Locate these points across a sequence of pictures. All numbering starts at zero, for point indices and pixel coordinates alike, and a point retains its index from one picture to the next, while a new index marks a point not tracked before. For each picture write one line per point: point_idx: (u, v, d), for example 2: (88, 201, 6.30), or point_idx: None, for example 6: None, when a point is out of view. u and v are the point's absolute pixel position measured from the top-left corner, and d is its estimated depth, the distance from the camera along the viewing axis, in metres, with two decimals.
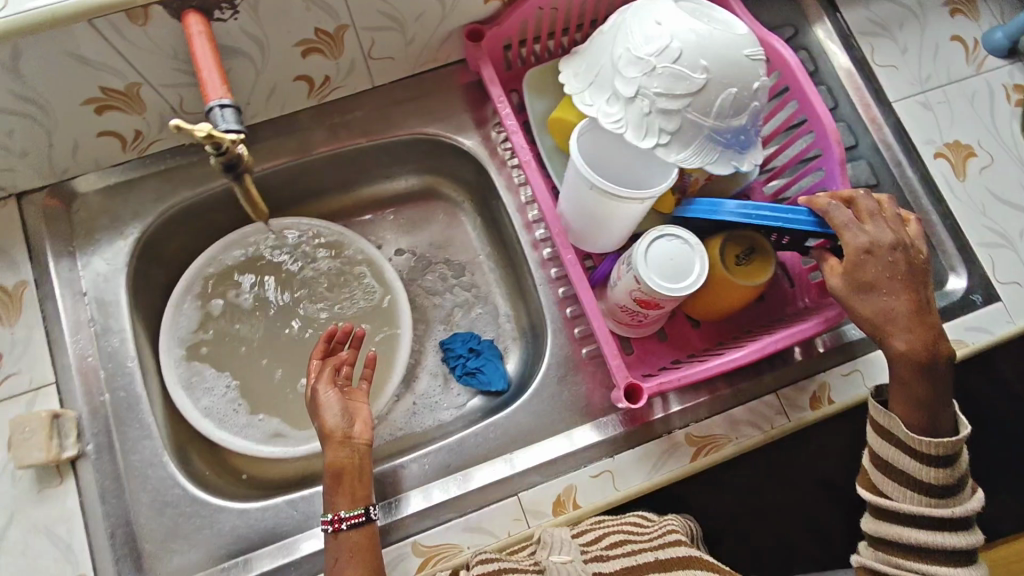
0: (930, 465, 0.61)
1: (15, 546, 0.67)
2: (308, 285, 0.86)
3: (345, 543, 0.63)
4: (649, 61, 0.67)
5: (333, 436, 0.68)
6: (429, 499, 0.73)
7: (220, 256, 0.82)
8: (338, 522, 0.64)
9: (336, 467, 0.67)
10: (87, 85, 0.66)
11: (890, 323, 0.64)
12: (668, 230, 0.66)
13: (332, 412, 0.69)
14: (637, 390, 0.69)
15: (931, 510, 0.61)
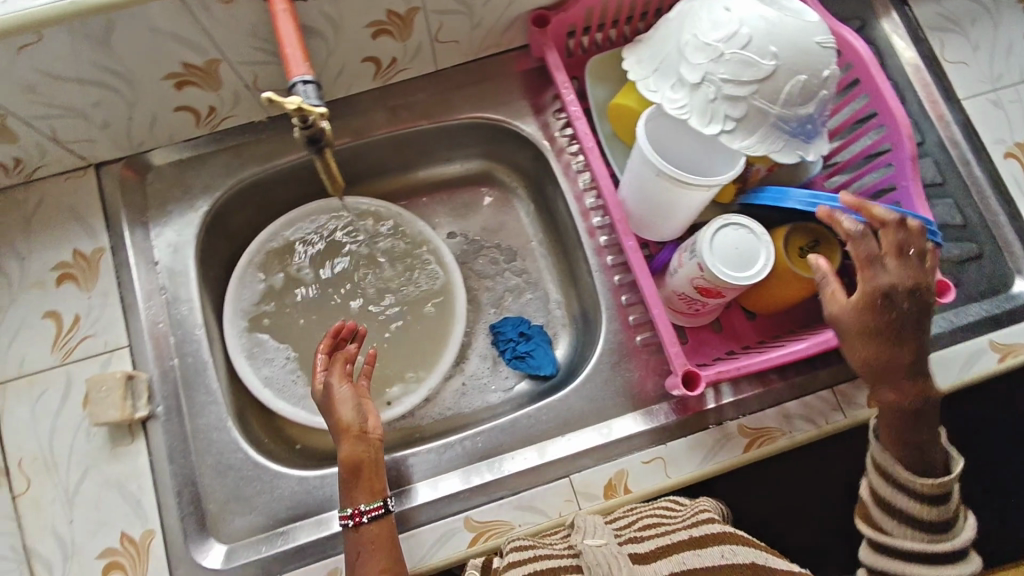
0: (927, 505, 0.59)
1: (90, 499, 0.70)
2: (365, 264, 0.87)
3: (366, 535, 0.65)
4: (716, 47, 0.65)
5: (350, 431, 0.69)
6: (467, 482, 0.75)
7: (282, 232, 0.84)
8: (358, 516, 0.65)
9: (353, 460, 0.68)
10: (170, 60, 0.67)
11: (887, 371, 0.60)
12: (734, 219, 0.66)
13: (346, 406, 0.70)
14: (695, 377, 0.69)
15: (928, 546, 0.59)
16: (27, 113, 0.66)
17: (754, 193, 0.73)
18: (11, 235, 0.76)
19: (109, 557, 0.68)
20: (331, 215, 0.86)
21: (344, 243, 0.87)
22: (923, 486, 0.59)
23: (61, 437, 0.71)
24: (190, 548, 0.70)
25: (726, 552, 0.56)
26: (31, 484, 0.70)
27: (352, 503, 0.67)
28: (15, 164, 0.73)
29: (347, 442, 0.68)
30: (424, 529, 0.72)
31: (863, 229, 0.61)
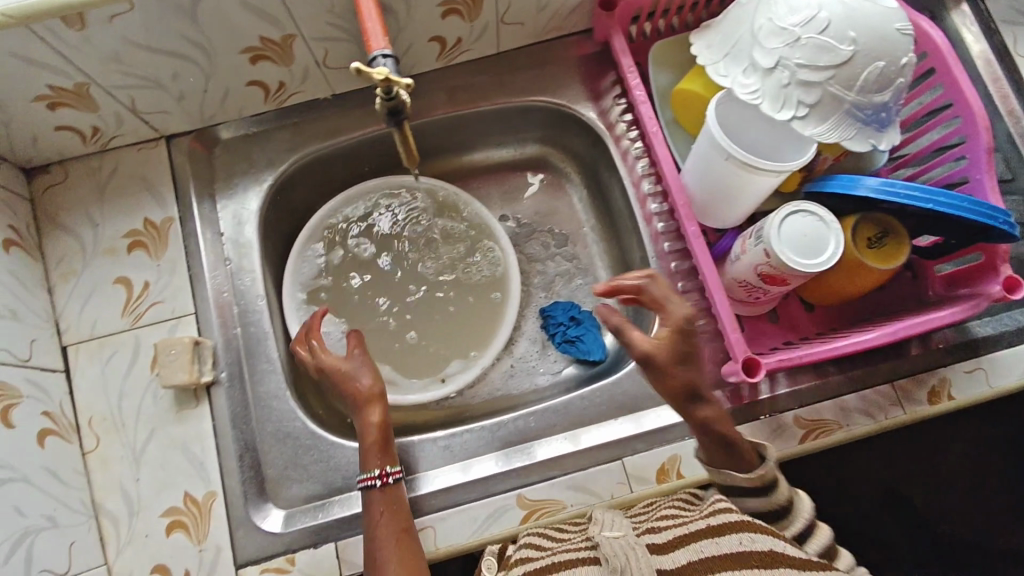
0: (760, 498, 0.60)
1: (155, 458, 0.72)
2: (421, 244, 0.88)
3: (390, 496, 0.67)
4: (793, 32, 0.64)
5: (375, 397, 0.71)
6: (506, 465, 0.75)
7: (342, 208, 0.86)
8: (385, 476, 0.67)
9: (380, 426, 0.70)
10: (249, 33, 0.68)
11: (692, 399, 0.64)
12: (803, 206, 0.66)
13: (359, 376, 0.72)
14: (756, 364, 0.69)
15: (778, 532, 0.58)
16: (110, 82, 0.68)
17: (821, 180, 0.71)
18: (86, 202, 0.78)
19: (172, 515, 0.71)
20: (389, 195, 0.88)
21: (400, 223, 0.88)
22: (743, 483, 0.61)
23: (129, 398, 0.73)
24: (249, 511, 0.71)
25: (746, 540, 0.50)
26: (99, 443, 0.72)
27: (370, 467, 0.68)
28: (93, 133, 0.75)
29: (376, 406, 0.71)
30: (476, 507, 0.72)
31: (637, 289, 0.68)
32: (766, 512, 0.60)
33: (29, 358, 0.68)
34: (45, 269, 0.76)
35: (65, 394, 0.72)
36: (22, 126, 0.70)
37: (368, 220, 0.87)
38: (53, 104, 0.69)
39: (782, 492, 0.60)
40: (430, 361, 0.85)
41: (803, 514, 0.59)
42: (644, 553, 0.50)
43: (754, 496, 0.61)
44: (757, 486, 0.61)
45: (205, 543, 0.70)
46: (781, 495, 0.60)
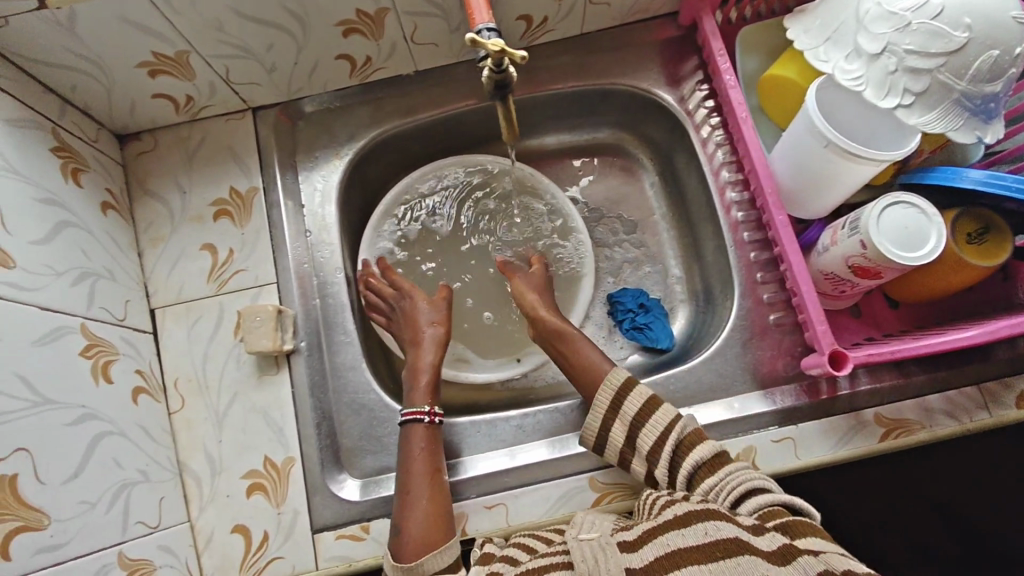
0: (615, 409, 0.70)
1: (237, 422, 0.74)
2: (491, 223, 0.89)
3: (425, 432, 0.70)
4: (902, 17, 0.62)
5: (441, 338, 0.77)
6: (556, 452, 0.74)
7: (417, 185, 0.87)
8: (433, 414, 0.71)
9: (434, 367, 0.75)
10: (345, 6, 0.68)
11: (562, 342, 0.76)
12: (905, 198, 0.63)
13: (428, 319, 0.78)
14: (843, 357, 0.68)
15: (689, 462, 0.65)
16: (208, 51, 0.69)
17: (918, 172, 0.69)
18: (175, 170, 0.80)
19: (253, 478, 0.72)
20: (464, 168, 0.88)
21: (472, 199, 0.89)
22: (600, 410, 0.70)
23: (213, 363, 0.75)
24: (326, 479, 0.73)
25: (711, 527, 0.50)
26: (184, 404, 0.74)
27: (419, 404, 0.72)
28: (186, 102, 0.77)
29: (434, 349, 0.76)
30: (547, 486, 0.73)
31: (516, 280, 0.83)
32: (638, 427, 0.68)
33: (124, 318, 0.70)
34: (135, 234, 0.78)
35: (153, 355, 0.74)
36: (122, 92, 0.72)
37: (442, 196, 0.88)
38: (154, 71, 0.70)
39: (634, 395, 0.70)
40: (501, 343, 0.86)
41: (669, 415, 0.68)
42: (614, 554, 0.51)
43: (628, 402, 0.70)
44: (625, 397, 0.70)
45: (283, 506, 0.72)
46: (632, 390, 0.70)
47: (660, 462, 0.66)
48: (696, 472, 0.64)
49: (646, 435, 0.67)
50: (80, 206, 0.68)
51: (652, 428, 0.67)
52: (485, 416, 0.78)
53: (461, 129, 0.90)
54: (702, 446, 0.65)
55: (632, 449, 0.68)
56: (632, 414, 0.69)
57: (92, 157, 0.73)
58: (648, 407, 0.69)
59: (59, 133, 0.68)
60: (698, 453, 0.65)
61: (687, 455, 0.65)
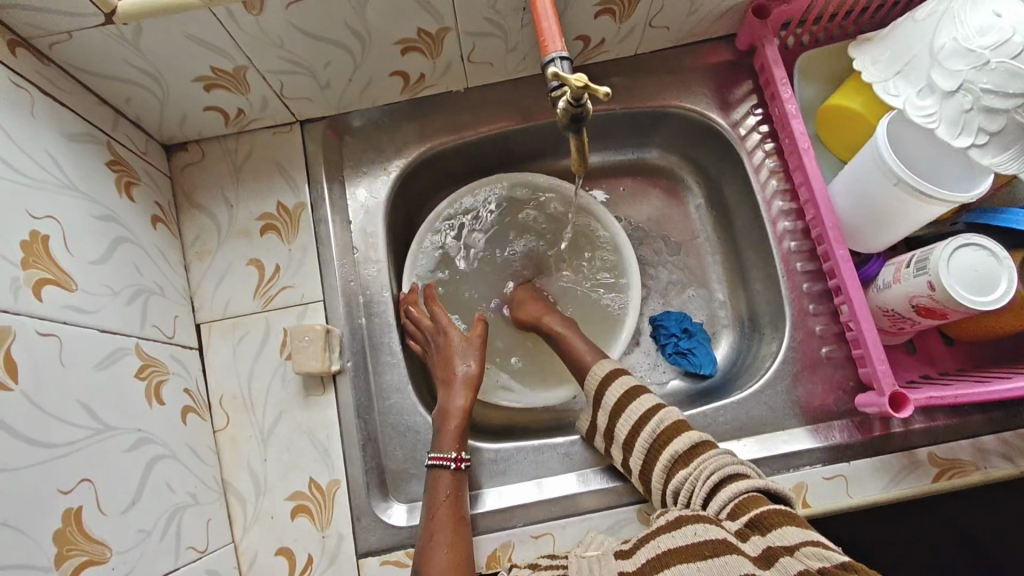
0: (598, 399, 0.73)
1: (282, 442, 0.73)
2: (529, 242, 0.88)
3: (444, 480, 0.68)
4: (981, 54, 0.60)
5: (473, 380, 0.74)
6: (584, 485, 0.74)
7: (460, 202, 0.85)
8: (459, 461, 0.69)
9: (462, 413, 0.72)
10: (408, 25, 0.67)
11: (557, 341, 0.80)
12: (975, 239, 0.62)
13: (462, 358, 0.76)
14: (903, 399, 0.67)
15: (665, 457, 0.64)
16: (266, 66, 0.68)
17: (988, 211, 0.68)
18: (221, 182, 0.79)
19: (297, 500, 0.71)
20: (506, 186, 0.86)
21: (509, 218, 0.88)
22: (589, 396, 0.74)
23: (259, 380, 0.74)
24: (371, 504, 0.72)
25: (699, 528, 0.52)
26: (229, 422, 0.73)
27: (444, 449, 0.70)
28: (236, 114, 0.76)
29: (465, 392, 0.73)
30: (594, 517, 0.72)
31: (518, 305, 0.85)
32: (617, 417, 0.70)
33: (173, 335, 0.69)
34: (181, 246, 0.77)
35: (199, 371, 0.73)
36: (175, 105, 0.71)
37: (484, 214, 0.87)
38: (209, 85, 0.69)
39: (613, 388, 0.71)
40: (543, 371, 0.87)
41: (646, 408, 0.68)
42: (609, 565, 0.53)
43: (608, 394, 0.71)
44: (604, 388, 0.72)
45: (328, 530, 0.71)
46: (614, 382, 0.72)
47: (636, 451, 0.67)
48: (672, 466, 0.64)
49: (623, 425, 0.69)
50: (132, 220, 0.67)
51: (628, 418, 0.69)
52: (534, 441, 0.78)
53: (509, 147, 0.88)
54: (680, 438, 0.65)
55: (610, 437, 0.71)
56: (612, 405, 0.71)
57: (142, 170, 0.72)
58: (623, 400, 0.70)
59: (114, 146, 0.67)
60: (675, 445, 0.64)
61: (664, 450, 0.65)
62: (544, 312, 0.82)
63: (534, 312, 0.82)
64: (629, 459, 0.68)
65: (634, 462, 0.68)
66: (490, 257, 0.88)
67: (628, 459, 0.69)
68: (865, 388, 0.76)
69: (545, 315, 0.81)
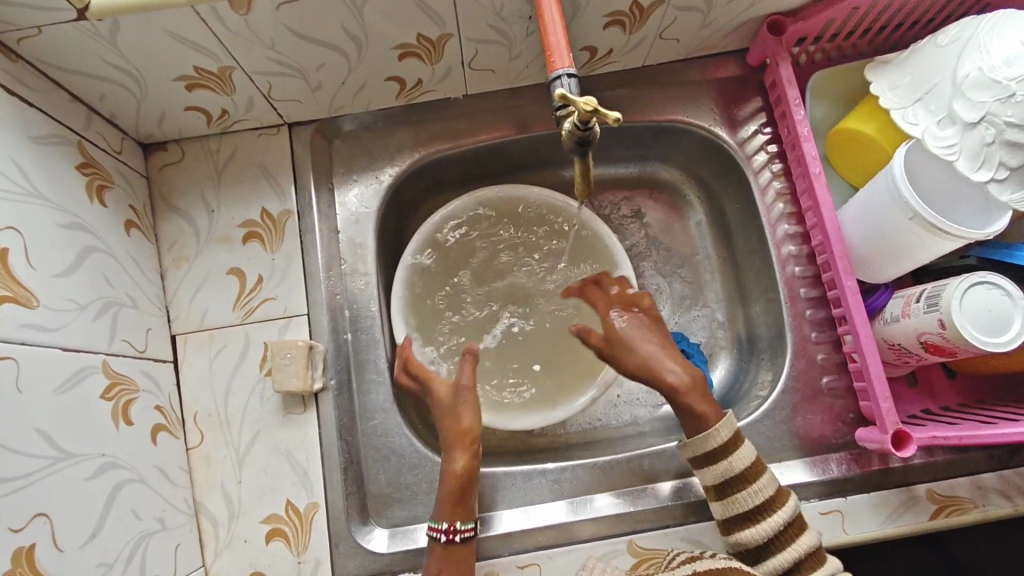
0: (719, 459, 0.64)
1: (259, 462, 0.69)
2: (516, 276, 0.86)
3: (442, 554, 0.63)
4: (1007, 85, 0.57)
5: (467, 441, 0.66)
6: (574, 515, 0.71)
7: (460, 213, 0.82)
8: (452, 533, 0.63)
9: (463, 475, 0.65)
10: (407, 30, 0.63)
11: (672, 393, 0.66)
12: (990, 277, 0.59)
13: (465, 413, 0.68)
14: (907, 438, 0.63)
15: (795, 551, 0.60)
16: (254, 67, 0.64)
17: (1000, 246, 0.65)
18: (202, 186, 0.75)
19: (272, 523, 0.68)
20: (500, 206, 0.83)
21: (497, 246, 0.85)
22: (706, 447, 0.64)
23: (235, 397, 0.70)
24: (351, 529, 0.69)
25: None
26: (204, 440, 0.70)
27: (439, 519, 0.64)
28: (220, 115, 0.72)
29: (462, 454, 0.66)
30: (581, 548, 0.69)
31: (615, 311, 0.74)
32: (744, 486, 0.63)
33: (145, 349, 0.66)
34: (157, 252, 0.73)
35: (173, 386, 0.70)
36: (154, 104, 0.67)
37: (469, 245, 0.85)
38: (192, 85, 0.65)
39: (742, 453, 0.63)
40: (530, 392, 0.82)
41: (777, 485, 0.63)
42: None
43: (738, 456, 0.63)
44: (733, 449, 0.63)
45: (305, 555, 0.68)
46: (741, 448, 0.64)
47: (759, 528, 0.61)
48: (803, 563, 0.60)
49: (749, 495, 0.62)
50: (104, 227, 0.64)
51: (758, 491, 0.62)
52: (522, 466, 0.74)
53: (507, 156, 0.84)
54: (811, 536, 0.61)
55: (720, 495, 0.64)
56: (742, 469, 0.63)
57: (116, 171, 0.68)
58: (758, 468, 0.63)
59: (85, 147, 0.63)
60: (808, 542, 0.60)
61: (796, 542, 0.61)
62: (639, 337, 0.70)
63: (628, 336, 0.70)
64: (742, 529, 0.62)
65: (750, 534, 0.62)
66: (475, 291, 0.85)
67: (740, 526, 0.63)
68: (865, 421, 0.73)
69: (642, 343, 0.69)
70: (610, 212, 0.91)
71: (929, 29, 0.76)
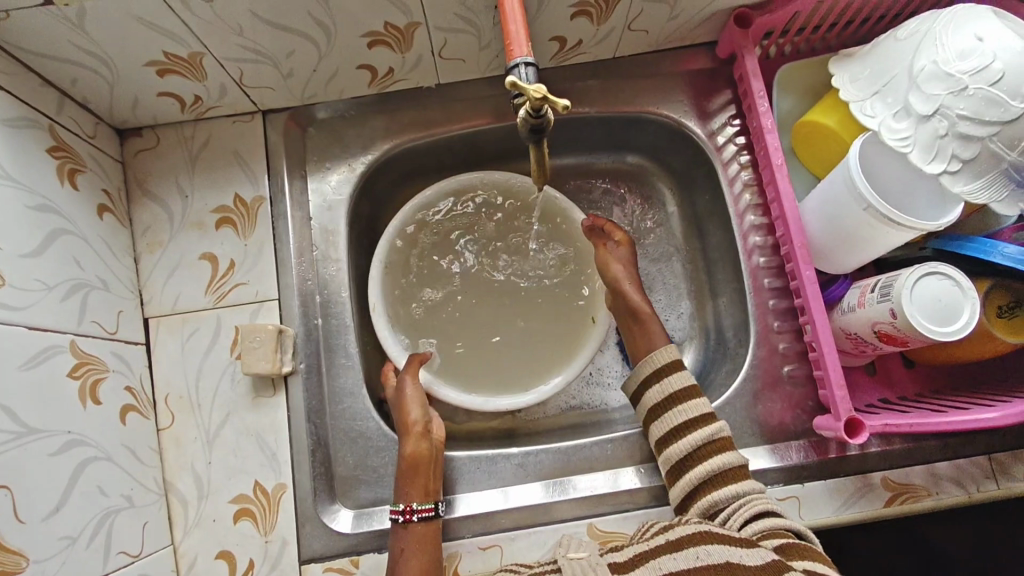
0: (654, 381, 0.74)
1: (229, 444, 0.71)
2: (491, 264, 0.86)
3: (412, 534, 0.66)
4: (959, 79, 0.58)
5: (413, 428, 0.71)
6: (552, 496, 0.72)
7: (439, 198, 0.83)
8: (410, 513, 0.67)
9: (415, 458, 0.69)
10: (375, 18, 0.64)
11: (631, 313, 0.79)
12: (940, 268, 0.60)
13: (416, 407, 0.72)
14: (859, 426, 0.65)
15: (715, 467, 0.66)
16: (223, 54, 0.65)
17: (956, 237, 0.66)
18: (177, 171, 0.76)
19: (240, 503, 0.70)
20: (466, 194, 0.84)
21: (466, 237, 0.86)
22: (648, 369, 0.75)
23: (206, 380, 0.72)
24: (318, 509, 0.70)
25: (703, 552, 0.52)
26: (174, 421, 0.71)
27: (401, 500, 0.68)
28: (193, 102, 0.73)
29: (408, 439, 0.70)
30: (545, 530, 0.71)
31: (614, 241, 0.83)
32: (674, 404, 0.71)
33: (116, 331, 0.67)
34: (131, 237, 0.74)
35: (145, 368, 0.71)
36: (126, 89, 0.68)
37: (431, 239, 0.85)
38: (163, 71, 0.66)
39: (680, 374, 0.73)
40: (512, 375, 0.83)
41: (704, 408, 0.70)
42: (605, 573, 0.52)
43: (672, 378, 0.73)
44: (669, 372, 0.74)
45: (272, 535, 0.69)
46: (675, 373, 0.73)
47: (684, 440, 0.68)
48: (716, 475, 0.66)
49: (675, 413, 0.71)
50: (76, 210, 0.65)
51: (687, 408, 0.70)
52: (486, 452, 0.76)
53: (480, 146, 0.85)
54: (729, 454, 0.67)
55: (653, 416, 0.73)
56: (674, 390, 0.72)
57: (89, 156, 0.69)
58: (689, 391, 0.72)
59: (57, 132, 0.64)
60: (723, 458, 0.66)
61: (713, 454, 0.67)
62: (612, 258, 0.81)
63: (603, 258, 0.81)
64: (670, 443, 0.70)
65: (674, 448, 0.69)
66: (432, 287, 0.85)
67: (667, 443, 0.70)
68: (825, 409, 0.74)
69: (613, 263, 0.80)
70: (585, 202, 0.92)
71: (896, 23, 0.77)
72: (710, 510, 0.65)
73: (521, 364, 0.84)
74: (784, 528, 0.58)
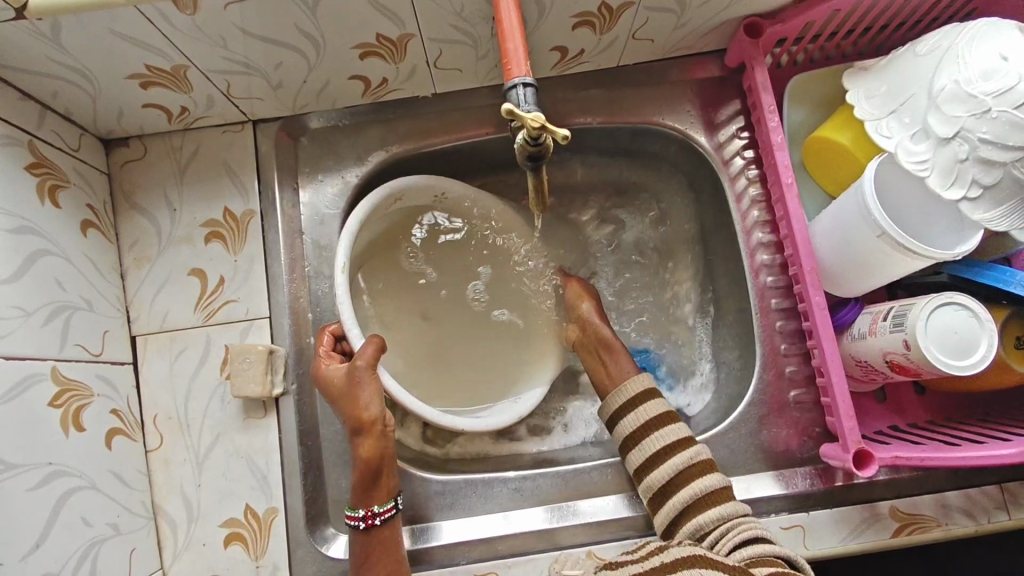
0: (628, 409, 0.71)
1: (219, 466, 0.69)
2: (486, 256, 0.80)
3: (376, 539, 0.65)
4: (982, 101, 0.55)
5: (373, 426, 0.65)
6: (557, 522, 0.71)
7: (404, 191, 0.71)
8: (370, 518, 0.65)
9: (372, 459, 0.65)
10: (366, 30, 0.61)
11: (604, 350, 0.75)
12: (957, 299, 0.58)
13: (367, 402, 0.64)
14: (868, 457, 0.63)
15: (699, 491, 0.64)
16: (208, 66, 0.62)
17: (974, 264, 0.64)
18: (164, 183, 0.73)
19: (231, 527, 0.68)
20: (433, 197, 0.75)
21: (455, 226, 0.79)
22: (615, 404, 0.72)
23: (195, 401, 0.70)
24: (309, 534, 0.69)
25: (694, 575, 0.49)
26: (164, 442, 0.69)
27: (354, 506, 0.66)
28: (180, 112, 0.70)
29: (365, 440, 0.65)
30: (543, 557, 0.70)
31: (575, 290, 0.79)
32: (650, 431, 0.69)
33: (101, 352, 0.66)
34: (119, 251, 0.72)
35: (132, 388, 0.69)
36: (110, 101, 0.65)
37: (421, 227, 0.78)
38: (146, 83, 0.63)
39: (649, 404, 0.70)
40: (478, 380, 0.79)
41: (680, 433, 0.68)
42: None
43: (643, 408, 0.70)
44: (641, 401, 0.71)
45: (263, 560, 0.68)
46: (649, 401, 0.71)
47: (664, 467, 0.66)
48: (699, 500, 0.64)
49: (654, 439, 0.68)
50: (57, 229, 0.62)
51: (660, 437, 0.68)
52: (480, 475, 0.74)
53: (479, 156, 0.82)
54: (710, 476, 0.65)
55: (630, 444, 0.70)
56: (648, 418, 0.70)
57: (72, 169, 0.67)
58: (664, 417, 0.69)
59: (37, 147, 0.62)
60: (703, 481, 0.64)
61: (694, 480, 0.65)
62: (583, 294, 0.78)
63: (573, 293, 0.78)
64: (650, 468, 0.68)
65: (655, 475, 0.67)
66: (443, 279, 0.80)
67: (646, 471, 0.68)
68: (831, 435, 0.72)
69: (584, 300, 0.77)
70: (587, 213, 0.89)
71: (915, 31, 0.74)
72: (698, 534, 0.63)
73: (499, 377, 0.79)
74: (779, 554, 0.55)
